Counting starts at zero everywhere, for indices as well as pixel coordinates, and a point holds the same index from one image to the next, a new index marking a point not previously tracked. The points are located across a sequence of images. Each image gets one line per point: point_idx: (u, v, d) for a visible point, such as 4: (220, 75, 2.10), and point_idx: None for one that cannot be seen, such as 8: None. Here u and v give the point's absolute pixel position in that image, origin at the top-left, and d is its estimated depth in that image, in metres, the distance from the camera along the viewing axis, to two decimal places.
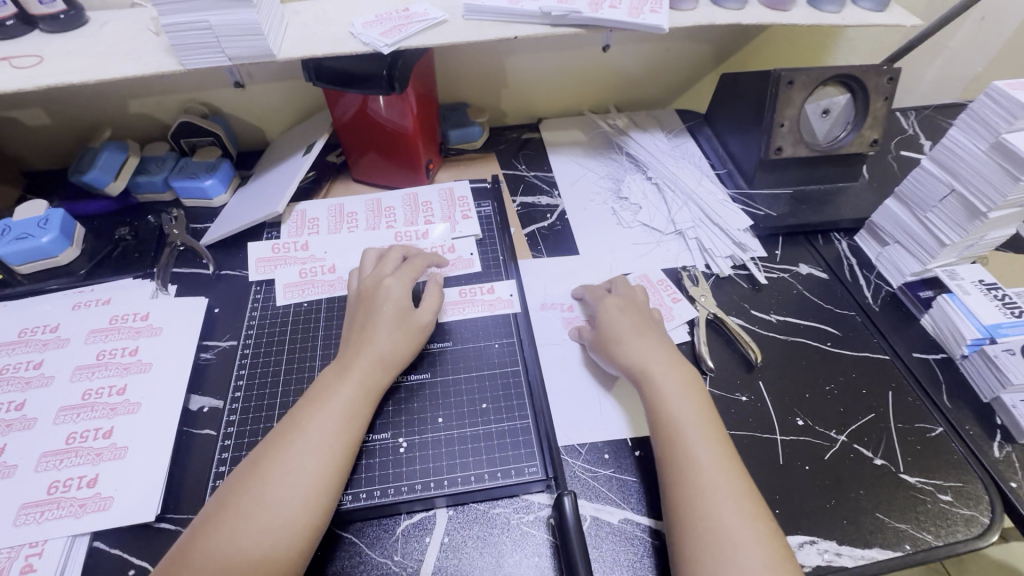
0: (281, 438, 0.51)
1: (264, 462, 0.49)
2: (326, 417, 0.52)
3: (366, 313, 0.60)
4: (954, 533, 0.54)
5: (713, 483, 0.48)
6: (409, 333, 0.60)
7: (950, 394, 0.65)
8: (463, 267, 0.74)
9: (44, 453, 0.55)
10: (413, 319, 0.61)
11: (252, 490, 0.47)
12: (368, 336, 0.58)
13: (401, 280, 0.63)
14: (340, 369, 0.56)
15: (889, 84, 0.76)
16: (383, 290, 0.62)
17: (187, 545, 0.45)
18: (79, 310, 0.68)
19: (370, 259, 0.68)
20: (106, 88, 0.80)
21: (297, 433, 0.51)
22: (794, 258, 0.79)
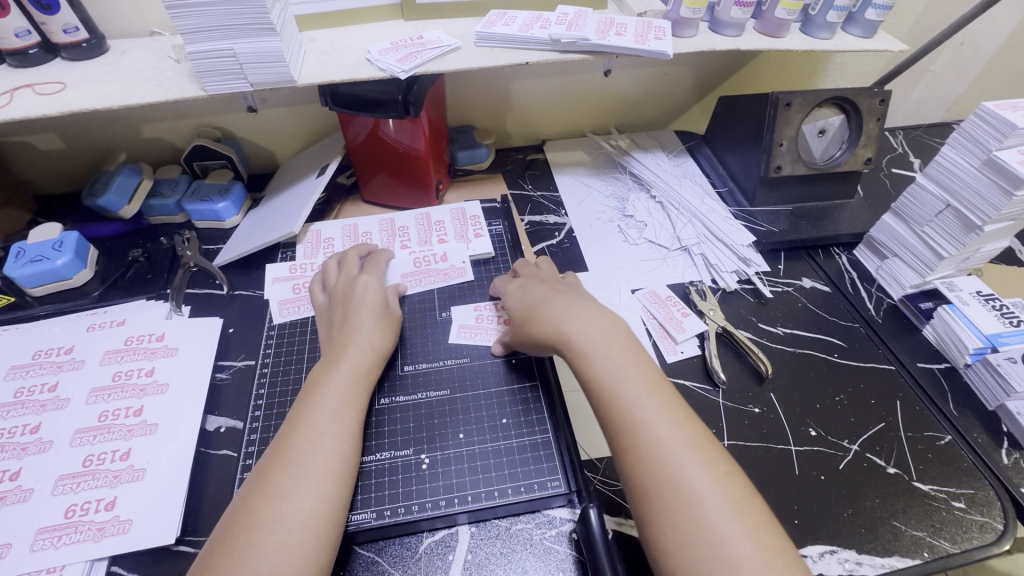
0: (289, 442, 0.50)
1: (275, 464, 0.49)
2: (335, 419, 0.52)
3: (345, 311, 0.63)
4: (969, 540, 0.55)
5: (667, 437, 0.47)
6: (386, 324, 0.63)
7: (956, 402, 0.66)
8: (458, 276, 0.75)
9: (61, 477, 0.55)
10: (388, 311, 0.65)
11: (267, 494, 0.46)
12: (351, 328, 0.61)
13: (373, 277, 0.68)
14: (331, 366, 0.57)
15: (880, 105, 0.80)
16: (359, 286, 0.66)
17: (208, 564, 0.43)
18: (94, 332, 0.68)
19: (331, 268, 0.70)
20: (122, 113, 0.81)
21: (303, 438, 0.50)
22: (797, 272, 0.82)
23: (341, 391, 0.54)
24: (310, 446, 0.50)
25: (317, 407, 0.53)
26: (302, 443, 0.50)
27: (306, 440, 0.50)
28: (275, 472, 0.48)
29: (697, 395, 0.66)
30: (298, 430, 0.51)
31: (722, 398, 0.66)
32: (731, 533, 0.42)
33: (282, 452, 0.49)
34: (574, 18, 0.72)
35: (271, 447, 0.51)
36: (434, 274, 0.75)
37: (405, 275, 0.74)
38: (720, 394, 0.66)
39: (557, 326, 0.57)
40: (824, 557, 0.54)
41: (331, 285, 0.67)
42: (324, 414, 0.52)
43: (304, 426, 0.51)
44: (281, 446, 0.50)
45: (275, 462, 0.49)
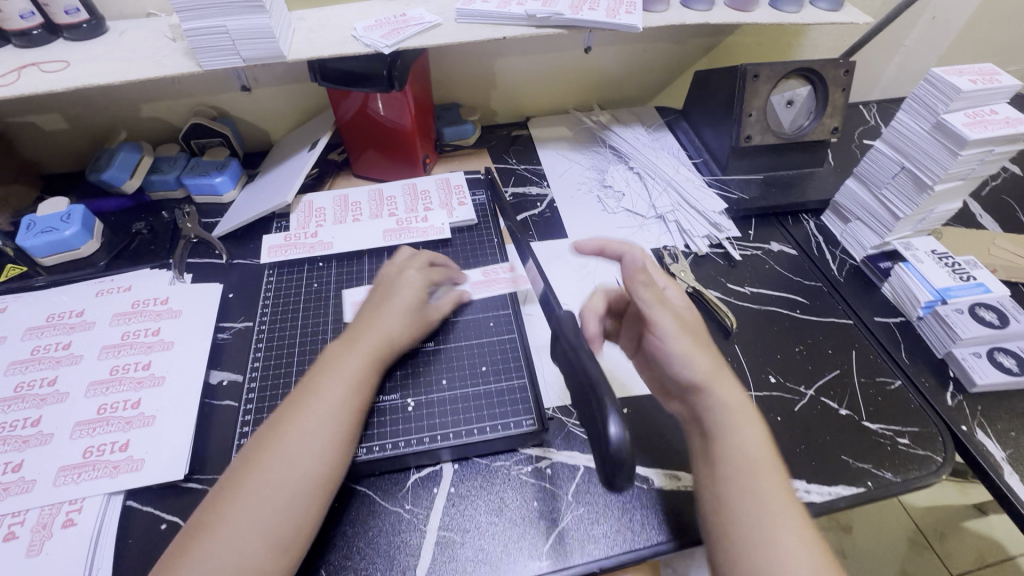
0: (285, 420, 0.53)
1: (263, 445, 0.51)
2: (333, 405, 0.54)
3: (381, 298, 0.64)
4: (911, 471, 0.60)
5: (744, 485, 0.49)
6: (416, 322, 0.64)
7: (908, 351, 0.71)
8: (435, 234, 0.80)
9: (78, 423, 0.60)
10: (424, 311, 0.66)
11: (257, 469, 0.49)
12: (379, 312, 0.62)
13: (418, 272, 0.67)
14: (351, 342, 0.59)
15: (845, 76, 0.83)
16: (401, 279, 0.65)
17: (216, 501, 0.48)
18: (103, 297, 0.72)
19: (401, 252, 0.70)
20: (121, 93, 0.85)
21: (312, 397, 0.54)
22: (766, 237, 0.86)
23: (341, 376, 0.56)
24: (301, 431, 0.51)
25: (315, 386, 0.55)
26: (293, 425, 0.52)
27: (313, 401, 0.53)
28: (261, 454, 0.50)
29: None
30: (295, 411, 0.53)
31: None
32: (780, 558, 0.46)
33: (271, 434, 0.52)
34: None
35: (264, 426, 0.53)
36: (413, 231, 0.80)
37: (387, 232, 0.80)
38: None
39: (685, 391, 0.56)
40: None
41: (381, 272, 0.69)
42: (322, 395, 0.54)
43: (299, 410, 0.53)
44: (273, 426, 0.52)
45: (266, 442, 0.51)
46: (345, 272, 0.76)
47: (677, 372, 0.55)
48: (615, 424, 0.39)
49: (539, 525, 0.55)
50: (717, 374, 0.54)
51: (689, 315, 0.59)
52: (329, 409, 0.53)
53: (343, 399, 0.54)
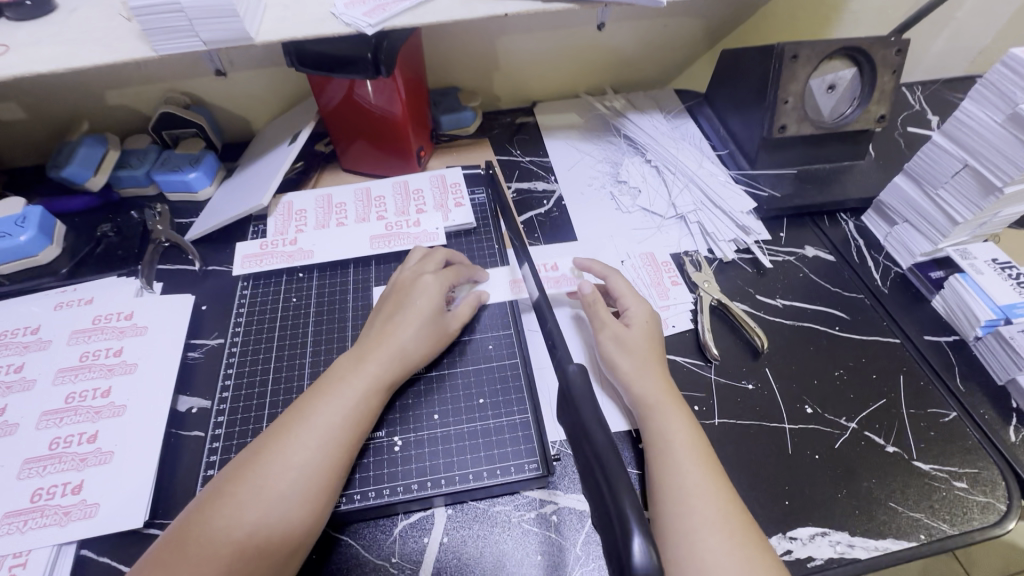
0: (246, 473, 0.46)
1: (218, 502, 0.45)
2: (299, 463, 0.47)
3: (396, 306, 0.59)
4: (970, 521, 0.52)
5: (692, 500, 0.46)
6: (433, 335, 0.58)
7: (963, 376, 0.63)
8: (428, 241, 0.72)
9: (27, 460, 0.53)
10: (441, 322, 0.60)
11: (202, 532, 0.44)
12: (394, 326, 0.57)
13: (438, 280, 0.61)
14: (359, 362, 0.54)
15: (897, 56, 0.73)
16: (420, 285, 0.60)
17: (189, 526, 0.44)
18: (61, 311, 0.65)
19: (415, 255, 0.66)
20: (81, 79, 0.77)
21: (301, 420, 0.50)
22: (799, 240, 0.77)
23: (314, 430, 0.49)
24: (257, 491, 0.46)
25: (286, 440, 0.48)
26: (254, 483, 0.46)
27: (307, 427, 0.49)
28: (208, 515, 0.45)
29: (688, 370, 0.63)
30: (255, 466, 0.47)
31: (714, 374, 0.63)
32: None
33: (223, 490, 0.46)
34: None
35: (220, 478, 0.48)
36: (405, 236, 0.72)
37: (375, 238, 0.72)
38: (712, 369, 0.63)
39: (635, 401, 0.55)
40: (815, 539, 0.51)
41: (401, 269, 0.64)
42: (293, 451, 0.47)
43: (259, 465, 0.47)
44: (230, 480, 0.47)
45: (218, 498, 0.46)
46: (329, 285, 0.69)
47: (625, 392, 0.56)
48: (641, 541, 0.31)
49: None
50: (665, 401, 0.53)
51: (639, 341, 0.58)
52: (294, 467, 0.47)
53: (312, 457, 0.48)
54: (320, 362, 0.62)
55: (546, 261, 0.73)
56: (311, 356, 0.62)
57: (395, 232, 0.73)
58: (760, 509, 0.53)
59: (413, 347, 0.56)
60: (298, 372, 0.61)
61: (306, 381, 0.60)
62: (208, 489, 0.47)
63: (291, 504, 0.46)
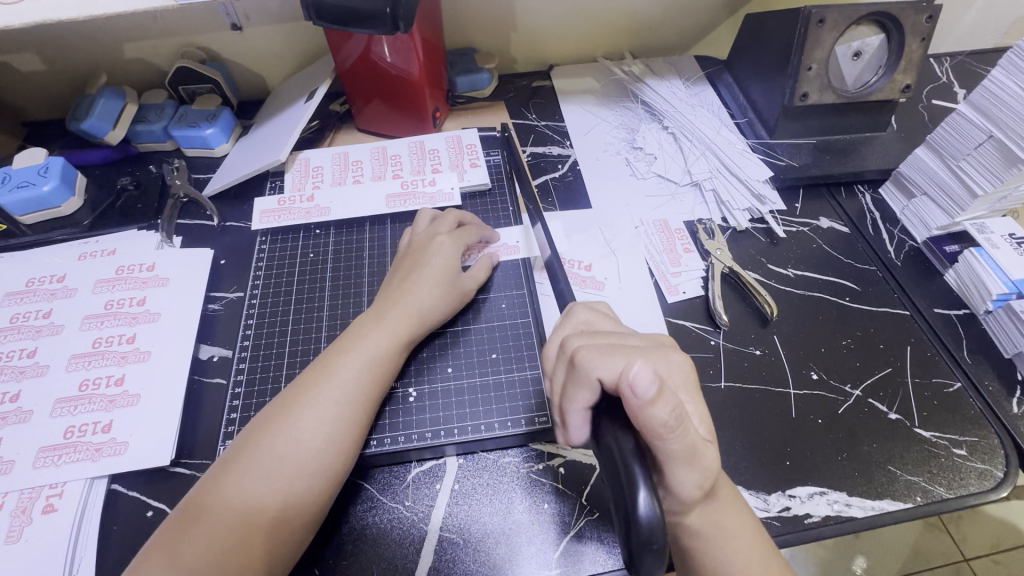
0: (280, 417, 0.49)
1: (258, 442, 0.48)
2: (325, 418, 0.49)
3: (414, 264, 0.60)
4: (965, 486, 0.54)
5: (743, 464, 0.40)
6: (452, 295, 0.60)
7: (970, 349, 0.63)
8: (444, 201, 0.73)
9: (59, 400, 0.56)
10: (459, 281, 0.61)
11: (230, 487, 0.46)
12: (421, 276, 0.59)
13: (452, 241, 0.62)
14: (378, 319, 0.56)
15: (927, 23, 0.71)
16: (435, 245, 0.61)
17: (229, 461, 0.47)
18: (85, 261, 0.67)
19: (426, 216, 0.67)
20: (100, 29, 0.77)
21: (330, 374, 0.51)
22: (814, 211, 0.76)
23: (336, 386, 0.51)
24: (285, 445, 0.47)
25: (308, 394, 0.50)
26: (278, 437, 0.48)
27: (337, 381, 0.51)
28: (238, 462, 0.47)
29: (696, 335, 0.64)
30: (278, 422, 0.49)
31: (721, 339, 0.64)
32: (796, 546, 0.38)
33: (250, 445, 0.48)
34: None
35: (243, 434, 0.49)
36: (420, 196, 0.73)
37: (391, 196, 0.73)
38: (721, 334, 0.64)
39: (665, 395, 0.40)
40: (813, 498, 0.53)
41: (419, 229, 0.65)
42: (321, 402, 0.50)
43: (286, 419, 0.49)
44: (255, 435, 0.48)
45: (248, 447, 0.48)
46: (344, 242, 0.70)
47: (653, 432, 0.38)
48: (645, 495, 0.34)
49: (550, 531, 0.51)
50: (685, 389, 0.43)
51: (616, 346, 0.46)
52: (319, 421, 0.49)
53: (335, 412, 0.50)
54: (336, 317, 0.63)
55: (581, 260, 0.70)
56: (328, 311, 0.64)
57: (411, 191, 0.73)
58: (761, 469, 0.55)
59: (428, 303, 0.58)
60: (316, 325, 0.63)
61: (323, 334, 0.62)
62: (234, 443, 0.49)
63: (315, 458, 0.48)
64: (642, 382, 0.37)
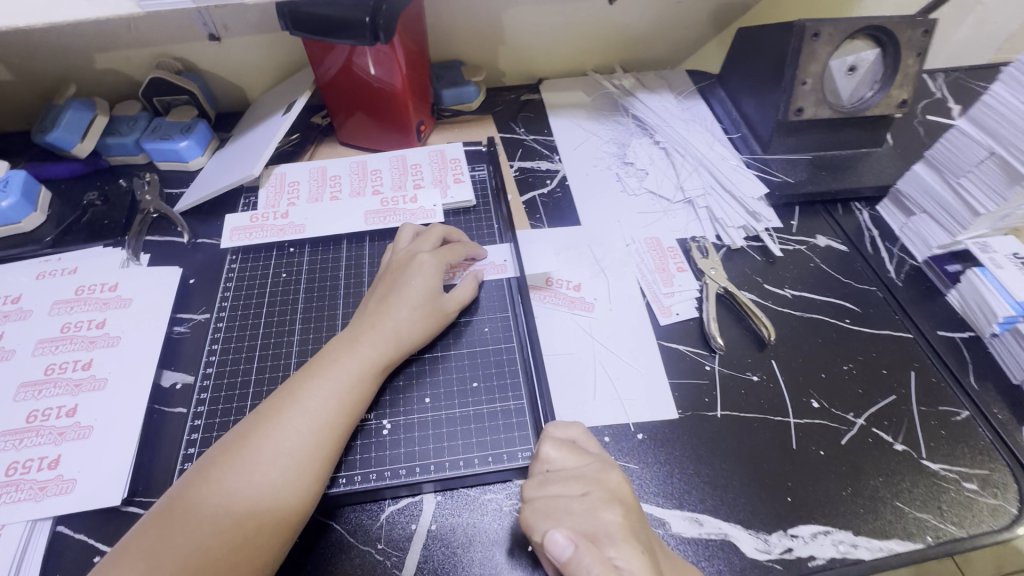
0: (233, 453, 0.45)
1: (206, 481, 0.44)
2: (283, 454, 0.45)
3: (391, 285, 0.57)
4: (978, 524, 0.50)
5: None
6: (431, 317, 0.56)
7: (977, 374, 0.60)
8: (425, 217, 0.69)
9: (3, 433, 0.52)
10: (439, 302, 0.57)
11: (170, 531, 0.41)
12: (398, 299, 0.55)
13: (435, 258, 0.59)
14: (350, 346, 0.52)
15: (924, 38, 0.69)
16: (415, 264, 0.58)
17: (174, 503, 0.43)
18: (44, 280, 0.63)
19: (407, 232, 0.64)
20: (68, 39, 0.74)
21: (292, 404, 0.48)
22: (811, 228, 0.74)
23: (299, 421, 0.47)
24: (238, 484, 0.43)
25: (267, 431, 0.46)
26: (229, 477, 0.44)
27: (300, 412, 0.47)
28: (184, 506, 0.42)
29: (690, 359, 0.61)
30: (233, 457, 0.45)
31: (717, 364, 0.61)
32: None
33: (200, 481, 0.44)
34: None
35: (195, 468, 0.45)
36: (400, 213, 0.70)
37: (369, 213, 0.70)
38: (716, 359, 0.61)
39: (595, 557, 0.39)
40: (817, 538, 0.50)
41: (399, 249, 0.62)
42: (281, 437, 0.46)
43: (240, 455, 0.45)
44: (206, 471, 0.44)
45: (195, 489, 0.43)
46: (321, 261, 0.67)
47: None
48: None
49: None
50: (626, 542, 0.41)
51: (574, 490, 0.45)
52: (276, 457, 0.45)
53: (298, 447, 0.46)
54: (310, 340, 0.60)
55: (569, 280, 0.67)
56: (301, 334, 0.60)
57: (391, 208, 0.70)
58: (761, 507, 0.51)
59: (402, 329, 0.54)
60: (286, 350, 0.59)
61: (294, 359, 0.58)
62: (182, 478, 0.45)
63: (267, 500, 0.43)
64: (557, 545, 0.39)
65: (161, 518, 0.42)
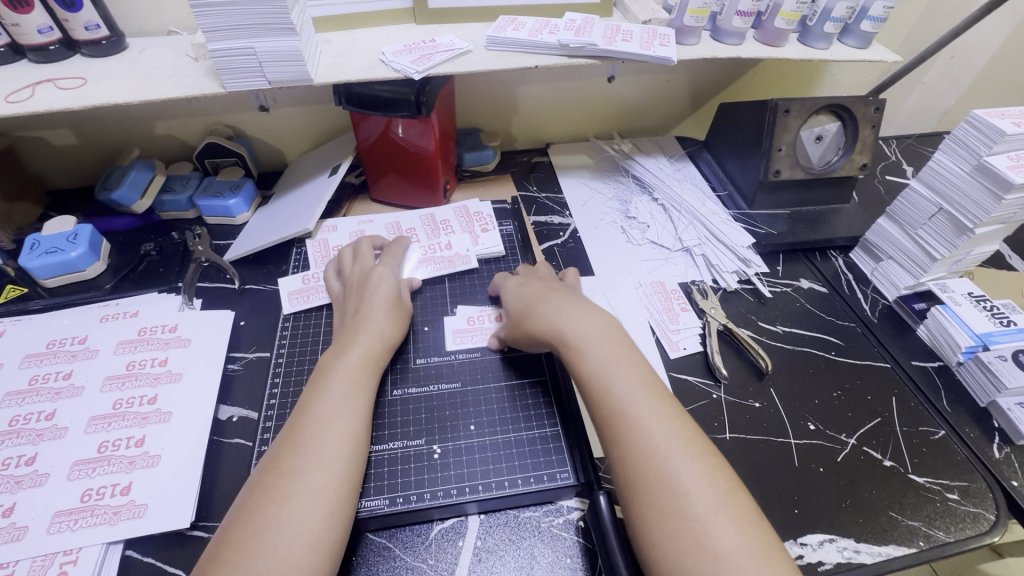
0: (292, 459, 0.49)
1: (272, 484, 0.47)
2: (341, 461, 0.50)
3: (359, 300, 0.65)
4: (963, 530, 0.57)
5: (639, 410, 0.50)
6: (399, 316, 0.66)
7: (949, 398, 0.68)
8: (461, 263, 0.78)
9: (76, 462, 0.56)
10: (401, 303, 0.67)
11: (225, 567, 0.42)
12: (362, 318, 0.63)
13: (389, 269, 0.70)
14: (342, 352, 0.59)
15: (875, 113, 0.83)
16: (375, 277, 0.68)
17: (245, 507, 0.46)
18: (107, 323, 0.69)
19: (347, 258, 0.72)
20: (135, 110, 0.83)
21: (340, 417, 0.53)
22: (795, 273, 0.84)
23: (326, 438, 0.51)
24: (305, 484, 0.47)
25: (294, 451, 0.49)
26: (269, 503, 0.46)
27: (350, 425, 0.53)
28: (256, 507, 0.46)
29: (699, 389, 0.68)
30: (295, 459, 0.49)
31: (723, 393, 0.68)
32: (679, 470, 0.46)
33: (268, 483, 0.47)
34: (582, 25, 0.75)
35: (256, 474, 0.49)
36: (440, 260, 0.79)
37: (412, 264, 0.78)
38: (721, 388, 0.68)
39: (549, 323, 0.59)
40: (824, 545, 0.55)
41: (347, 273, 0.71)
42: (340, 447, 0.51)
43: (302, 458, 0.49)
44: (268, 473, 0.48)
45: (264, 491, 0.47)
46: None
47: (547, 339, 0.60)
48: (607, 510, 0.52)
49: None
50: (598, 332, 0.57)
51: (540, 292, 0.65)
52: (334, 464, 0.49)
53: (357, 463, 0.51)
54: None
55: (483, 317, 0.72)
56: None
57: (430, 258, 0.79)
58: (775, 520, 0.57)
59: (383, 329, 0.63)
60: None
61: None
62: (228, 511, 0.47)
63: (317, 504, 0.47)
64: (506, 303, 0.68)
65: (235, 523, 0.45)
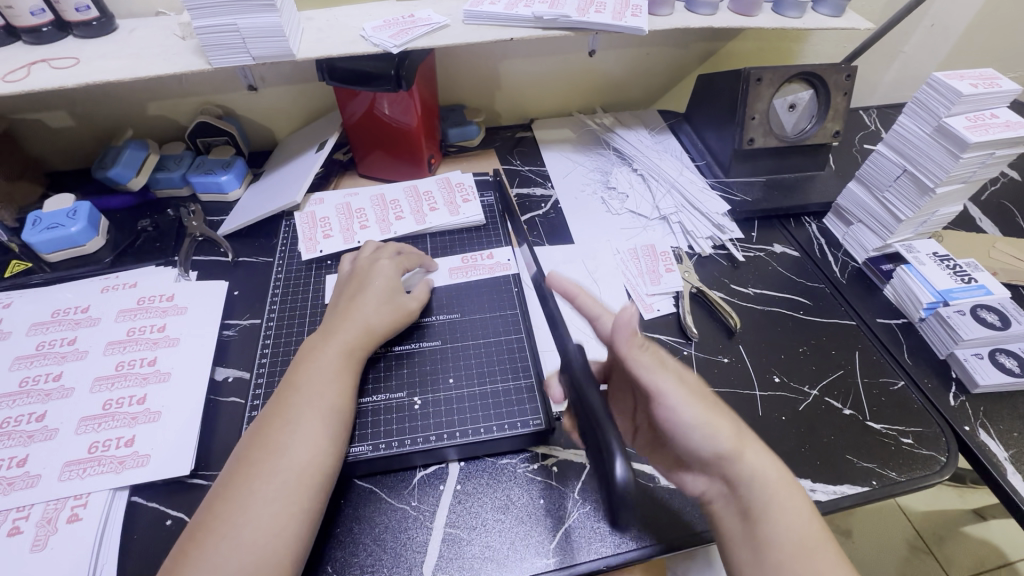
0: (273, 434, 0.52)
1: (254, 459, 0.51)
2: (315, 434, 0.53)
3: (357, 288, 0.66)
4: (915, 470, 0.60)
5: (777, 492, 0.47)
6: (393, 311, 0.65)
7: (910, 351, 0.72)
8: (501, 270, 0.78)
9: (84, 418, 0.60)
10: (398, 301, 0.67)
11: (211, 536, 0.47)
12: (355, 305, 0.64)
13: (393, 263, 0.70)
14: (328, 335, 0.61)
15: (847, 81, 0.85)
16: (376, 269, 0.68)
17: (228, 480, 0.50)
18: (108, 293, 0.72)
19: (369, 245, 0.74)
20: (128, 91, 0.86)
21: (316, 395, 0.56)
22: (769, 238, 0.87)
23: (309, 420, 0.54)
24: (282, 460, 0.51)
25: (278, 432, 0.53)
26: (252, 479, 0.50)
27: (328, 398, 0.56)
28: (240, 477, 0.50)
29: (669, 346, 0.72)
30: (275, 434, 0.52)
31: (693, 349, 0.71)
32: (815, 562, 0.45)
33: (248, 460, 0.51)
34: None
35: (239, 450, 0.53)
36: (480, 268, 0.78)
37: (453, 270, 0.78)
38: (692, 346, 0.72)
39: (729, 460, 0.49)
40: None
41: (358, 257, 0.72)
42: (317, 417, 0.54)
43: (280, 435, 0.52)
44: (250, 450, 0.52)
45: (243, 469, 0.50)
46: None
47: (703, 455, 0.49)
48: None
49: (545, 522, 0.55)
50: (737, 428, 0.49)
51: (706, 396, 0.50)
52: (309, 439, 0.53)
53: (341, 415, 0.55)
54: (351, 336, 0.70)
55: (485, 252, 0.81)
56: None
57: (469, 265, 0.78)
58: None
59: (371, 321, 0.63)
60: None
61: None
62: (216, 482, 0.51)
63: (295, 479, 0.50)
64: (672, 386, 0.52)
65: (219, 496, 0.49)
